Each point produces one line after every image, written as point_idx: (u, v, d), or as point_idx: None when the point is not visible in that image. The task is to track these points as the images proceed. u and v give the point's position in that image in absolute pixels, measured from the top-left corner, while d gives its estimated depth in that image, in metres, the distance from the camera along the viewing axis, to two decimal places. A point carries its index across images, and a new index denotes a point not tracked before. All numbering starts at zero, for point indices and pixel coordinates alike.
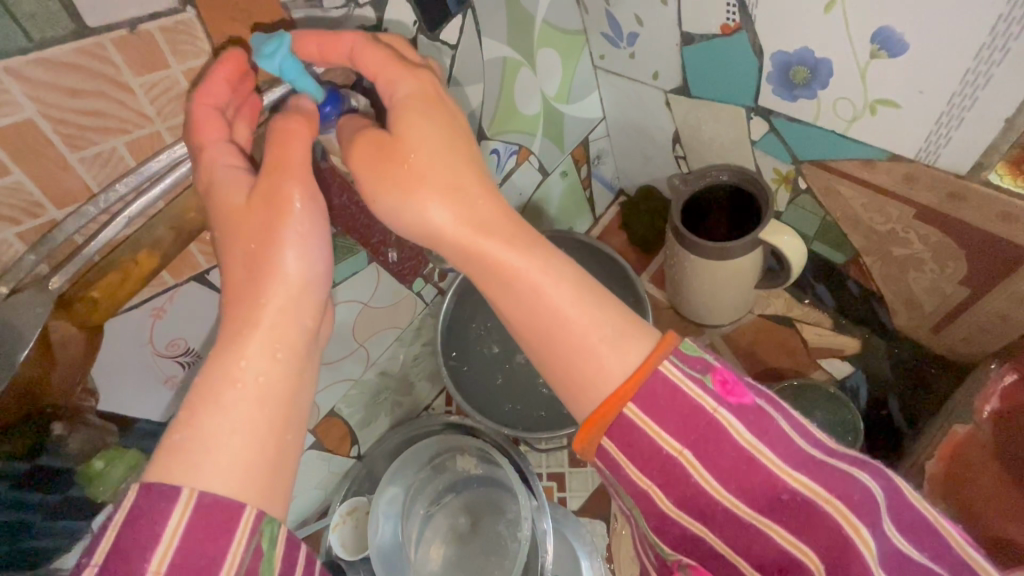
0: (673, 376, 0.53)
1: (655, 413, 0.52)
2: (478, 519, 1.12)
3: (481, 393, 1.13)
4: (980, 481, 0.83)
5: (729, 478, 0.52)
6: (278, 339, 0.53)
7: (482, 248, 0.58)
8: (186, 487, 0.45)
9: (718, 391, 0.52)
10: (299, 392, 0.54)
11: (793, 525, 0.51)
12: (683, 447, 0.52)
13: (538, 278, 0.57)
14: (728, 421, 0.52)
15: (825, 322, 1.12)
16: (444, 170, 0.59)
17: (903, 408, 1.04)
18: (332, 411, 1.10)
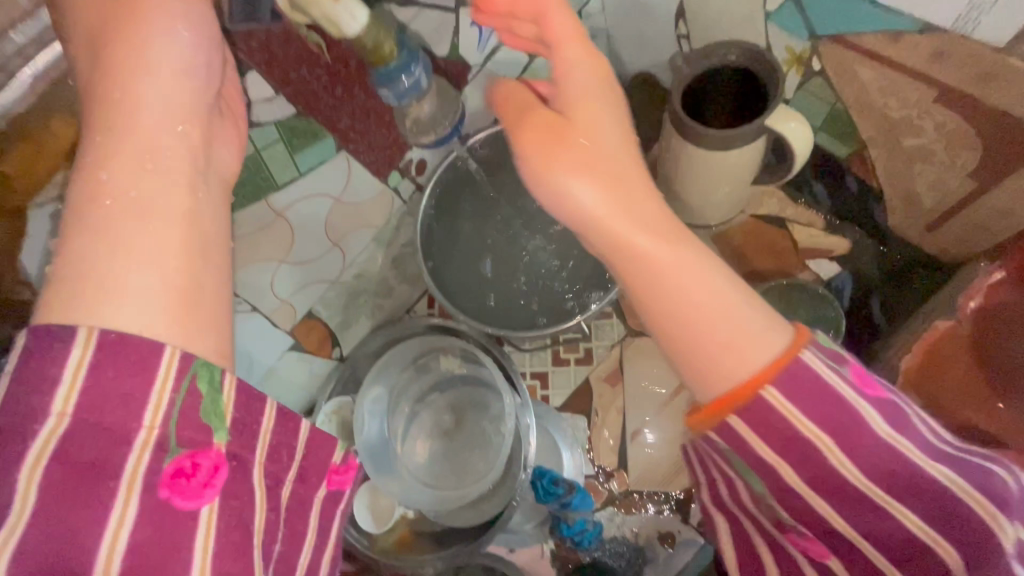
0: (818, 367, 0.51)
1: (800, 397, 0.50)
2: (464, 415, 1.14)
3: (470, 293, 1.06)
4: (956, 372, 0.84)
5: (870, 465, 0.51)
6: (154, 201, 0.53)
7: (631, 239, 0.56)
8: (83, 328, 0.47)
9: (860, 381, 0.52)
10: (220, 303, 0.54)
11: (867, 523, 0.52)
12: (823, 433, 0.51)
13: (680, 265, 0.55)
14: (869, 413, 0.51)
15: (816, 223, 1.09)
16: (608, 164, 0.58)
17: (884, 306, 1.03)
18: (309, 314, 1.08)
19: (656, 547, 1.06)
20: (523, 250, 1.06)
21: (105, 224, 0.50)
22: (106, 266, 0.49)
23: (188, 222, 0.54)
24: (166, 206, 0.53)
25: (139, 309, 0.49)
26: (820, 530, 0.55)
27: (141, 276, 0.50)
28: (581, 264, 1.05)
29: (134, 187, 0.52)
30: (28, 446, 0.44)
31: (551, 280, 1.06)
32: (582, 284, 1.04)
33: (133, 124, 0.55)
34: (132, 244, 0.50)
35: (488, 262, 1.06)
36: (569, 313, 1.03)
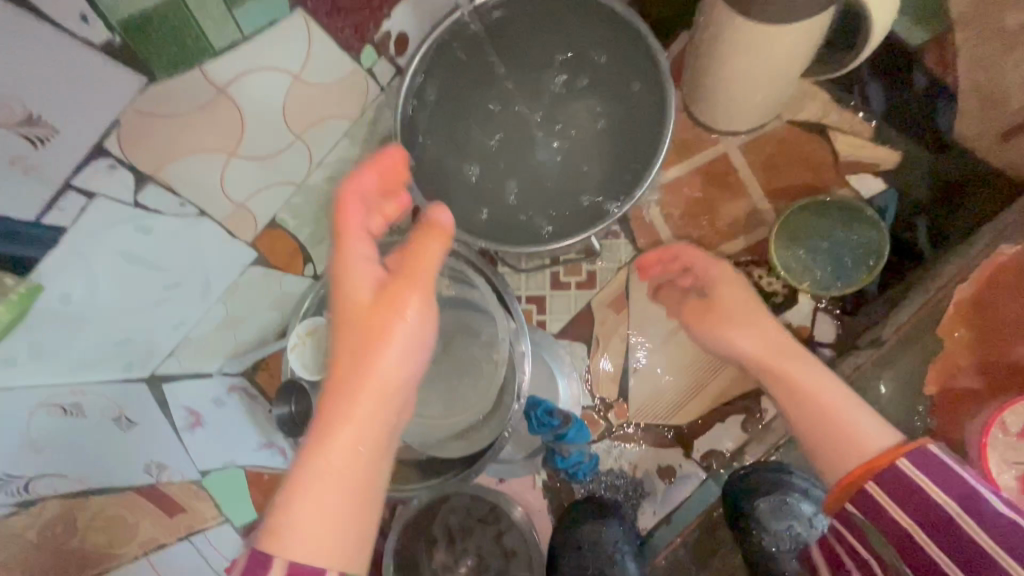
0: (944, 455, 0.56)
1: (927, 469, 0.56)
2: (453, 340, 1.01)
3: (470, 202, 0.88)
4: (1013, 304, 0.75)
5: (994, 532, 0.51)
6: (359, 432, 0.55)
7: (800, 384, 0.71)
8: (276, 557, 0.48)
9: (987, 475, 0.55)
10: (380, 463, 0.55)
11: (960, 561, 0.52)
12: (950, 500, 0.54)
13: (838, 405, 0.67)
14: (992, 497, 0.53)
15: (863, 132, 0.94)
16: (749, 316, 0.82)
17: (932, 229, 0.90)
18: (273, 222, 0.92)
19: (656, 481, 0.97)
20: (530, 147, 0.88)
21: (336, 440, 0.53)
22: (339, 480, 0.52)
23: (371, 458, 0.55)
24: (365, 433, 0.55)
25: (336, 493, 0.52)
26: (920, 574, 0.55)
27: (344, 434, 0.54)
28: (600, 165, 0.88)
29: (355, 394, 0.56)
30: (266, 558, 0.48)
31: (565, 184, 0.89)
32: (604, 188, 0.87)
33: (376, 317, 0.59)
34: (322, 471, 0.52)
35: (489, 163, 0.88)
36: (593, 221, 0.86)
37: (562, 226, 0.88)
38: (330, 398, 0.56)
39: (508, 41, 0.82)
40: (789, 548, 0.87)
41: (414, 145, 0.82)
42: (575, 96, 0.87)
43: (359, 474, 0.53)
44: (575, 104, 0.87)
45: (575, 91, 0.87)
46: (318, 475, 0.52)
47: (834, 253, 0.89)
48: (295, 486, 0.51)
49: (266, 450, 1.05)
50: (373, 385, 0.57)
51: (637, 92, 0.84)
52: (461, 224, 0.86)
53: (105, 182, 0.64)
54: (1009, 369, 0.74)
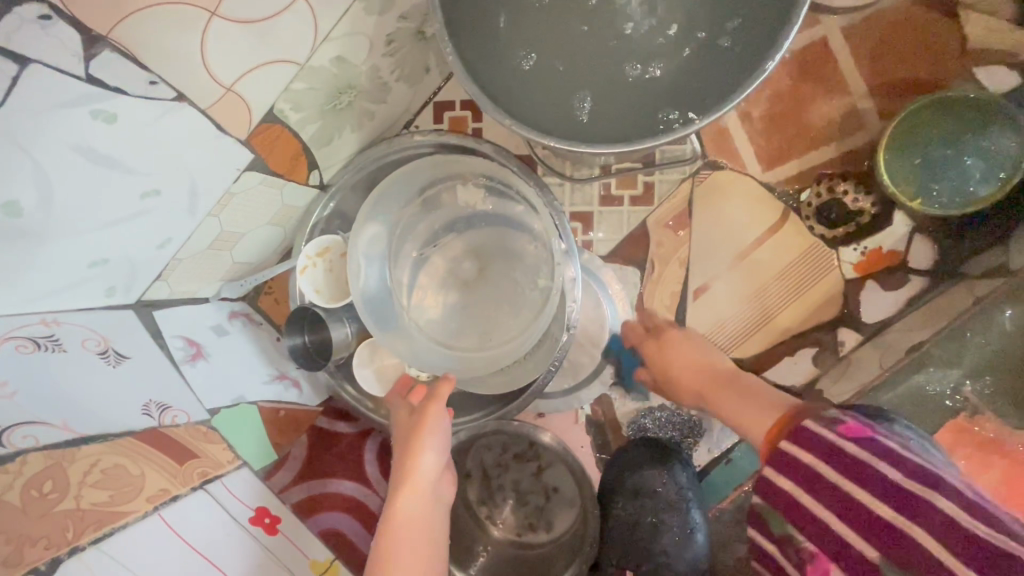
0: (824, 426, 0.57)
1: (812, 444, 0.56)
2: (488, 263, 0.89)
3: (506, 69, 0.62)
4: None
5: (886, 495, 0.51)
6: (423, 529, 0.65)
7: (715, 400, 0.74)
8: None
9: (851, 432, 0.55)
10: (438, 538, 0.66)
11: (921, 522, 0.48)
12: (834, 469, 0.54)
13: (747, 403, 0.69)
14: (872, 457, 0.53)
15: (1004, 10, 0.76)
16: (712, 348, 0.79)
17: None
18: (271, 115, 0.73)
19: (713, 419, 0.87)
20: (609, 23, 0.63)
21: (399, 516, 0.64)
22: (411, 536, 0.64)
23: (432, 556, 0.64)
24: (426, 533, 0.65)
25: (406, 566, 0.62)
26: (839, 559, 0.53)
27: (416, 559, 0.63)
28: (696, 51, 0.62)
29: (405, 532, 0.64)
30: None
31: (648, 66, 0.62)
32: (690, 86, 0.62)
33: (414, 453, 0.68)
34: None
35: (547, 30, 0.63)
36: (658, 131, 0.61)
37: (625, 129, 0.62)
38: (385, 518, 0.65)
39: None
40: None
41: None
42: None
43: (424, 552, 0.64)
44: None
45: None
46: (397, 539, 0.63)
47: (958, 163, 0.75)
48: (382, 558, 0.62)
49: (278, 383, 0.92)
50: (418, 483, 0.67)
51: None
52: (488, 91, 0.60)
53: (38, 41, 0.47)
54: None
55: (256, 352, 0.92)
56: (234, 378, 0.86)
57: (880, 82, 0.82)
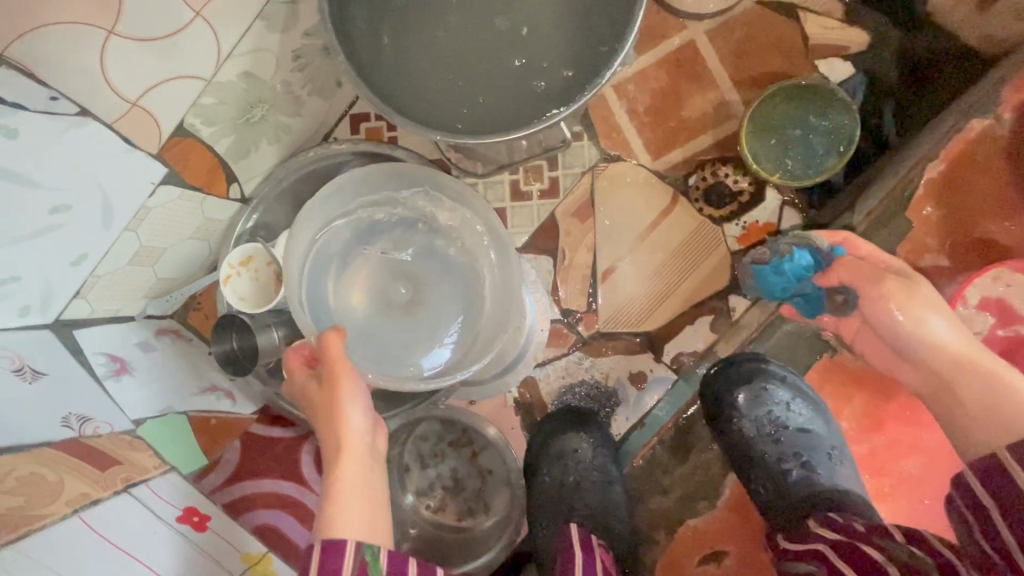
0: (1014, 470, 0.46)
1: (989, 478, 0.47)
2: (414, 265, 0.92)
3: (401, 72, 0.68)
4: (976, 183, 0.72)
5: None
6: (358, 483, 0.60)
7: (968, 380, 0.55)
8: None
9: None
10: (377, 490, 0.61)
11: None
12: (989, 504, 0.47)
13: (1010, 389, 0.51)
14: None
15: (834, 11, 0.89)
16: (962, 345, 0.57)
17: (897, 113, 0.87)
18: (181, 129, 0.77)
19: (628, 388, 0.94)
20: (494, 19, 0.68)
21: (342, 482, 0.60)
22: (349, 491, 0.59)
23: (369, 506, 0.59)
24: (360, 489, 0.60)
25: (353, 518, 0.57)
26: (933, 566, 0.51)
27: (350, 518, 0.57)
28: (571, 32, 0.68)
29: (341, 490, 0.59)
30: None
31: (523, 63, 0.68)
32: (572, 65, 0.68)
33: (337, 412, 0.64)
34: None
35: (432, 28, 0.68)
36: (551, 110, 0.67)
37: (517, 112, 0.68)
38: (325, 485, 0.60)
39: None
40: (769, 436, 0.74)
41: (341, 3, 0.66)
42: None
43: (361, 502, 0.59)
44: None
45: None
46: (335, 496, 0.58)
47: (806, 141, 0.86)
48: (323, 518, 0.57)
49: (209, 395, 0.94)
50: (355, 445, 0.62)
51: None
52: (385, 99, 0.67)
53: None
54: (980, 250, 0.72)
55: (185, 365, 0.94)
56: (160, 391, 0.87)
57: (742, 76, 0.93)
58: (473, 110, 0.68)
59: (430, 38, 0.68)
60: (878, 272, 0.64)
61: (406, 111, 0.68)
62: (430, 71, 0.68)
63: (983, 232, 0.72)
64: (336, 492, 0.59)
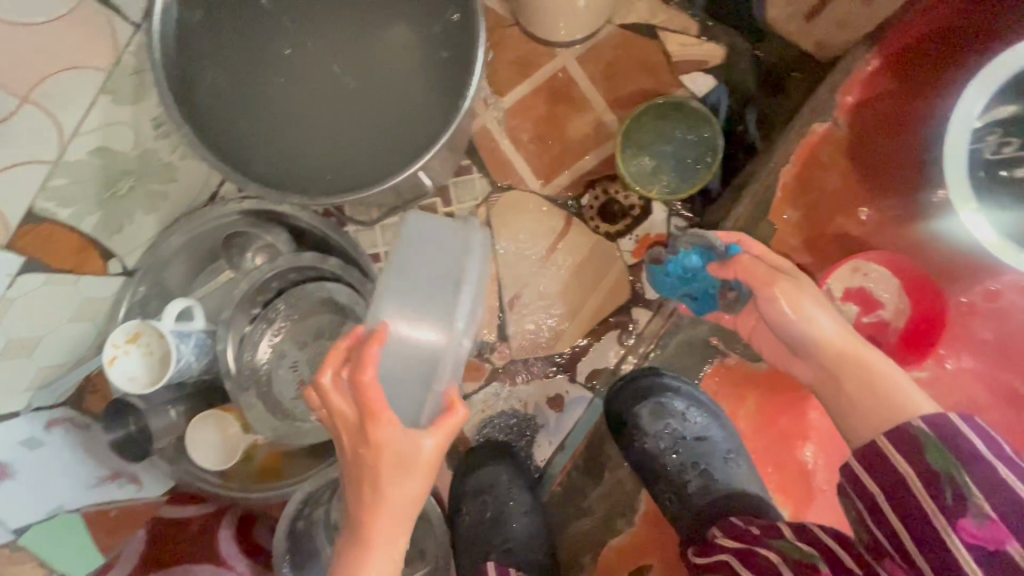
0: (892, 454, 0.52)
1: (879, 467, 0.53)
2: (316, 336, 0.96)
3: (269, 150, 0.70)
4: (826, 181, 0.77)
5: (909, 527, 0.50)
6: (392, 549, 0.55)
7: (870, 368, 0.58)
8: None
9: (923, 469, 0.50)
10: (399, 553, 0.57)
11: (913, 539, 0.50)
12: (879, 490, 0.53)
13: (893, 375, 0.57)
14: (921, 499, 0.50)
15: (690, 28, 0.93)
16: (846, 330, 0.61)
17: (759, 119, 0.92)
18: (34, 215, 0.72)
19: (546, 413, 0.89)
20: (348, 75, 0.71)
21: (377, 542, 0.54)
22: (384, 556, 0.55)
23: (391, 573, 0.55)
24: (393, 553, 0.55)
25: None
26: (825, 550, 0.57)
27: None
28: (416, 70, 0.71)
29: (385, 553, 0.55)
30: None
31: (385, 115, 0.71)
32: (427, 100, 0.71)
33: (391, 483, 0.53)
34: None
35: (285, 100, 0.70)
36: (423, 145, 0.71)
37: (383, 165, 0.71)
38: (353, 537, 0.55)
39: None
40: (669, 449, 0.77)
41: (188, 101, 0.67)
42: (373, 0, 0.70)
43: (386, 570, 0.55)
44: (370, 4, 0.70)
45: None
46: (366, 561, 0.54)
47: (676, 155, 0.91)
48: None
49: (111, 483, 0.89)
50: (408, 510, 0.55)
51: None
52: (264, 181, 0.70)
53: None
54: (838, 243, 0.77)
55: (78, 458, 0.86)
56: (49, 491, 0.81)
57: (616, 97, 0.96)
58: (337, 169, 0.71)
59: (288, 104, 0.70)
60: (770, 272, 0.63)
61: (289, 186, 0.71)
62: (292, 136, 0.71)
63: (838, 226, 0.77)
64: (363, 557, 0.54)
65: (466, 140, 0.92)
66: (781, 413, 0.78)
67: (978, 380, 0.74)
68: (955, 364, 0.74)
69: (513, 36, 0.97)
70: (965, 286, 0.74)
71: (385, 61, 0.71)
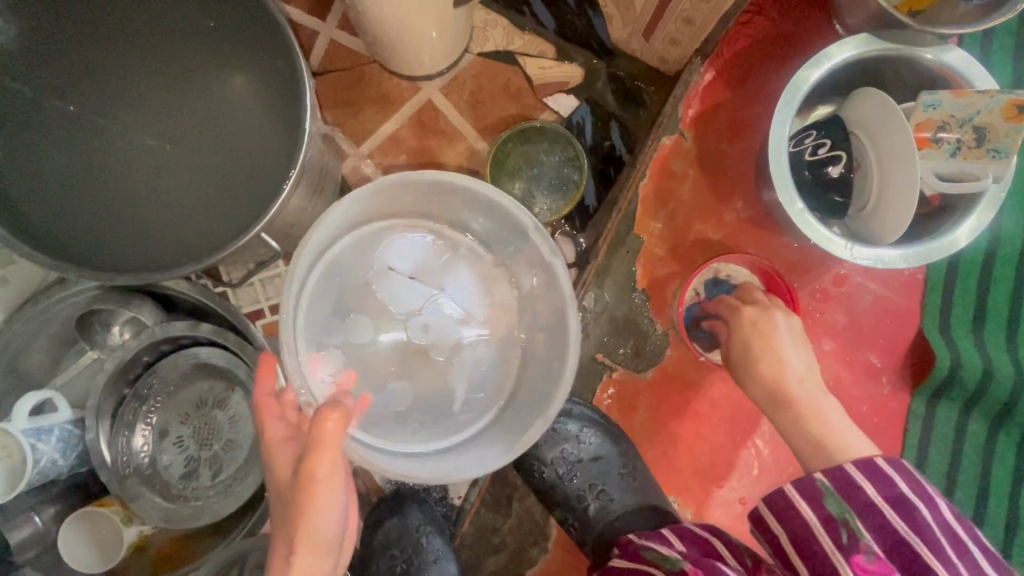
0: (806, 515, 0.54)
1: (787, 519, 0.55)
2: (200, 406, 0.89)
3: (112, 229, 0.66)
4: (681, 191, 0.80)
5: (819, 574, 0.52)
6: None
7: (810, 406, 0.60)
8: None
9: (828, 520, 0.52)
10: None
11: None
12: (792, 548, 0.54)
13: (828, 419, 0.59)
14: (830, 550, 0.52)
15: (547, 51, 0.95)
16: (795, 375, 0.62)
17: (623, 133, 0.96)
18: None
19: None
20: (187, 134, 0.68)
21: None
22: None
23: None
24: None
25: None
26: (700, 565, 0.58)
27: None
28: (258, 119, 0.68)
29: None
30: None
31: (232, 168, 0.68)
32: (274, 147, 0.68)
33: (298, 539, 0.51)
34: None
35: (122, 173, 0.67)
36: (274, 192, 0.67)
37: (234, 220, 0.67)
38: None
39: (106, 35, 0.65)
40: (569, 474, 0.78)
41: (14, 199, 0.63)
42: (198, 55, 0.67)
43: None
44: (194, 59, 0.67)
45: (191, 36, 0.67)
46: None
47: (548, 176, 0.92)
48: None
49: None
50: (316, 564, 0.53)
51: (269, 22, 0.64)
52: (106, 263, 0.65)
53: None
54: (700, 249, 0.81)
55: None
56: None
57: (485, 124, 0.97)
58: (185, 232, 0.67)
59: (128, 171, 0.67)
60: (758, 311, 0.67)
61: (138, 263, 0.66)
62: (136, 204, 0.67)
63: (698, 233, 0.80)
64: None
65: (336, 184, 0.90)
66: (671, 418, 0.80)
67: (841, 360, 0.79)
68: (820, 347, 0.79)
69: (373, 73, 0.96)
70: (817, 274, 0.79)
71: (223, 115, 0.68)
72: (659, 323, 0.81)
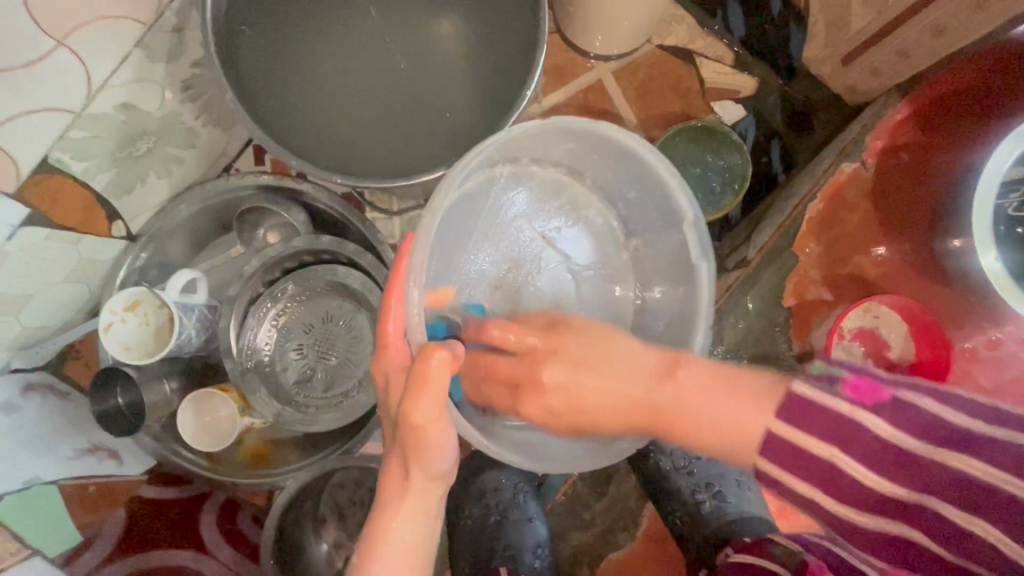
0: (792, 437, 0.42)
1: (794, 463, 0.42)
2: (325, 321, 0.93)
3: (309, 134, 0.69)
4: (851, 220, 0.79)
5: (885, 513, 0.41)
6: (420, 508, 0.53)
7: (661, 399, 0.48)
8: None
9: (852, 390, 0.41)
10: (430, 521, 0.54)
11: (888, 521, 0.42)
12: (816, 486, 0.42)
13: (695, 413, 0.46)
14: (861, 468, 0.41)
15: (726, 57, 0.96)
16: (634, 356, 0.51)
17: (783, 153, 0.95)
18: (49, 165, 0.68)
19: None
20: (398, 65, 0.71)
21: (402, 493, 0.53)
22: (396, 514, 0.53)
23: (417, 516, 0.53)
24: (424, 511, 0.53)
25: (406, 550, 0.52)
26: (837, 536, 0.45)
27: (393, 532, 0.52)
28: (468, 61, 0.71)
29: (418, 510, 0.53)
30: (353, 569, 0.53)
31: (432, 104, 0.71)
32: (477, 92, 0.71)
33: (426, 429, 0.50)
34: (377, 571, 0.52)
35: (330, 79, 0.69)
36: (465, 143, 0.71)
37: (428, 154, 0.71)
38: (383, 481, 0.55)
39: None
40: (682, 469, 0.79)
41: (234, 76, 0.64)
42: None
43: (421, 525, 0.53)
44: None
45: None
46: (382, 517, 0.53)
47: (702, 178, 0.92)
48: (380, 524, 0.53)
49: (89, 456, 0.84)
50: (421, 478, 0.52)
51: None
52: (300, 157, 0.67)
53: None
54: (856, 282, 0.80)
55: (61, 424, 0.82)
56: (30, 458, 0.77)
57: (647, 115, 0.97)
58: (378, 155, 0.70)
59: (337, 85, 0.69)
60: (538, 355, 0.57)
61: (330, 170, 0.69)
62: (338, 117, 0.70)
63: (858, 265, 0.80)
64: (386, 498, 0.54)
65: None
66: None
67: None
68: None
69: (552, 44, 0.98)
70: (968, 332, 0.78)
71: (437, 52, 0.71)
72: (797, 344, 0.82)
